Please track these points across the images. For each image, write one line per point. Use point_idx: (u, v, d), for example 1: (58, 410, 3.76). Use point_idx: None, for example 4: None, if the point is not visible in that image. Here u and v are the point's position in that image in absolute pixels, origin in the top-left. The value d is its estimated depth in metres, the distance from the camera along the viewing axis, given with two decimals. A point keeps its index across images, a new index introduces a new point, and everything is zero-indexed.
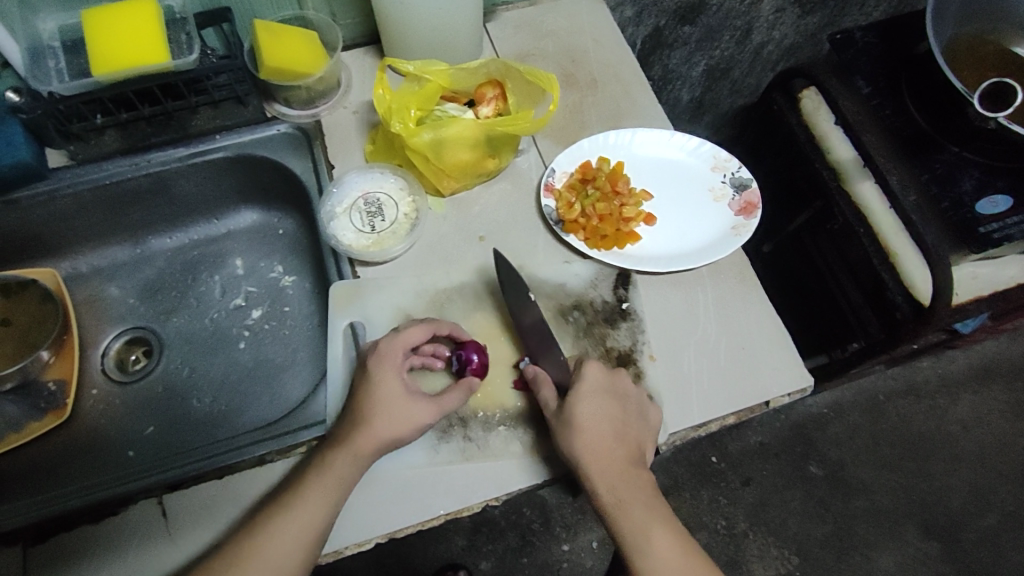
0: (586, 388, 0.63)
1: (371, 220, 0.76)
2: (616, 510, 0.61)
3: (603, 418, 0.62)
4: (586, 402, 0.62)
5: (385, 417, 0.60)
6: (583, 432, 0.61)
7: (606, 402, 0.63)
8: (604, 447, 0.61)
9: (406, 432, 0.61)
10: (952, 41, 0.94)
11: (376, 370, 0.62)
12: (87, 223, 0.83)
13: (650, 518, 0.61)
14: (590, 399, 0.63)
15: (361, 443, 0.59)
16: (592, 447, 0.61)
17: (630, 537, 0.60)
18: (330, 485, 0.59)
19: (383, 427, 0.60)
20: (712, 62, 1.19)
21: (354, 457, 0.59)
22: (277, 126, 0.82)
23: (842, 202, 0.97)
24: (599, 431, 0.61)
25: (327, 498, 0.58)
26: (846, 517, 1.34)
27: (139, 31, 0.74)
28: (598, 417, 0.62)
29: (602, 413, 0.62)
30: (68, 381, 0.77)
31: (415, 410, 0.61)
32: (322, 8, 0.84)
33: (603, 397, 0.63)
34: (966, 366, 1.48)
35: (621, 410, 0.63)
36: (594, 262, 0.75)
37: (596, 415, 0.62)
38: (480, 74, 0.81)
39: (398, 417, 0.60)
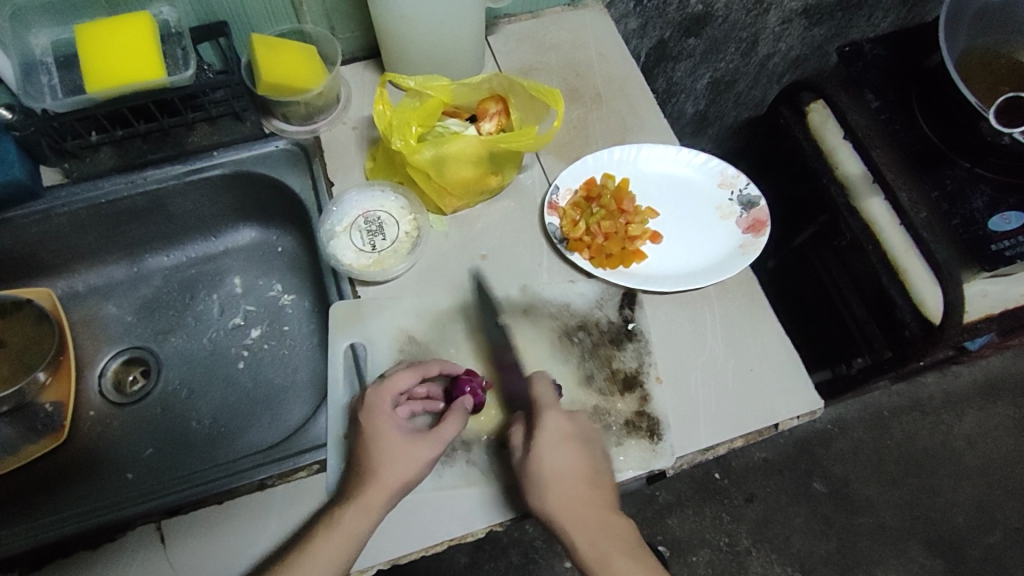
0: (547, 432, 0.60)
1: (371, 239, 0.74)
2: (596, 564, 0.58)
3: (570, 465, 0.60)
4: (549, 452, 0.60)
5: (392, 466, 0.59)
6: (551, 480, 0.59)
7: (569, 445, 0.60)
8: (572, 491, 0.59)
9: (416, 474, 0.60)
10: (964, 54, 0.93)
11: (372, 424, 0.61)
12: (84, 241, 0.82)
13: (629, 566, 0.58)
14: (553, 442, 0.60)
15: (373, 494, 0.58)
16: (560, 495, 0.59)
17: None
18: (341, 537, 0.56)
19: (391, 475, 0.59)
20: (717, 74, 1.18)
21: (368, 511, 0.57)
22: (276, 142, 0.80)
23: (850, 216, 0.96)
24: (565, 479, 0.59)
25: (344, 554, 0.56)
26: (850, 533, 1.32)
27: (134, 47, 0.72)
28: (563, 465, 0.59)
29: (569, 459, 0.60)
30: (66, 403, 0.76)
31: (418, 453, 0.60)
32: (321, 22, 0.83)
33: (566, 437, 0.61)
34: (971, 382, 1.47)
35: (587, 456, 0.61)
36: (599, 282, 0.73)
37: (563, 461, 0.59)
38: (482, 89, 0.79)
39: (405, 464, 0.59)
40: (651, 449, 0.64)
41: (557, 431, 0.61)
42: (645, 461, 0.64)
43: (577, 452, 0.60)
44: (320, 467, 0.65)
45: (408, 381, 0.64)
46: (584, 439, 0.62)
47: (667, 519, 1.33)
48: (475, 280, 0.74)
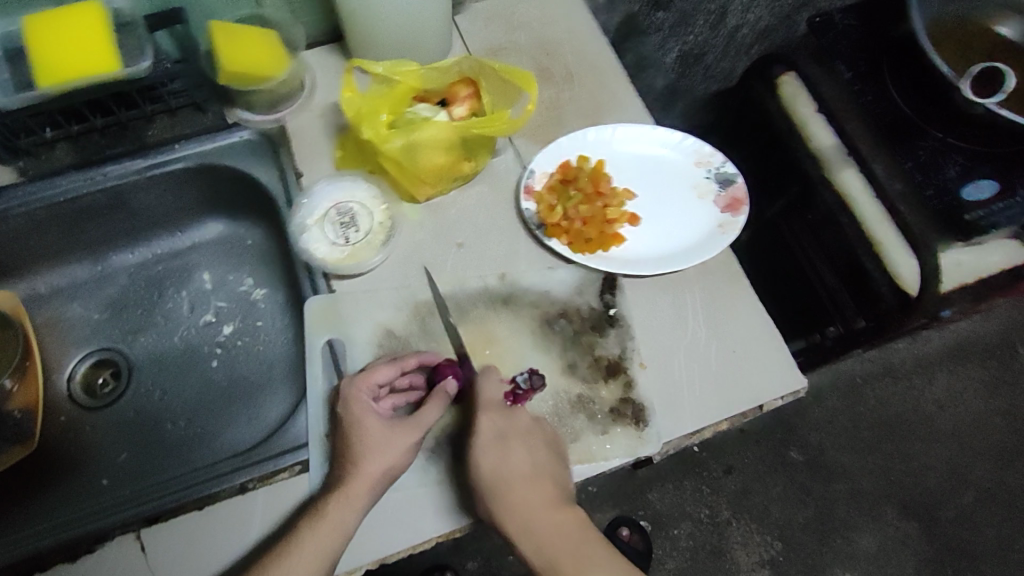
0: (498, 451, 0.60)
1: (344, 232, 0.72)
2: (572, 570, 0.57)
3: (521, 482, 0.59)
4: (502, 472, 0.59)
5: (377, 455, 0.58)
6: (500, 499, 0.58)
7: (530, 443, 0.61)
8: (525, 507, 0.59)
9: (399, 462, 0.59)
10: (934, 21, 0.93)
11: (354, 417, 0.61)
12: (43, 240, 0.78)
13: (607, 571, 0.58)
14: (502, 455, 0.59)
15: (358, 484, 0.58)
16: (520, 515, 0.58)
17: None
18: (329, 532, 0.56)
19: (375, 463, 0.58)
20: (689, 47, 1.16)
21: (353, 502, 0.57)
22: (240, 133, 0.77)
23: (825, 190, 0.96)
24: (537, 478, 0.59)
25: (332, 547, 0.56)
26: (828, 500, 1.36)
27: (86, 38, 0.69)
28: (512, 485, 0.59)
29: (519, 478, 0.59)
30: (36, 407, 0.73)
31: (401, 440, 0.59)
32: (282, 6, 0.79)
33: (517, 443, 0.60)
34: (941, 346, 1.50)
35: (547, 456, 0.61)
36: (578, 268, 0.73)
37: (513, 468, 0.59)
38: (452, 72, 0.77)
39: (389, 451, 0.59)
40: (637, 435, 0.64)
41: (507, 452, 0.60)
42: (631, 448, 0.64)
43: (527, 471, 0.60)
44: (303, 468, 0.64)
45: (388, 373, 0.64)
46: (535, 455, 0.61)
47: (648, 494, 1.34)
48: (453, 270, 0.72)
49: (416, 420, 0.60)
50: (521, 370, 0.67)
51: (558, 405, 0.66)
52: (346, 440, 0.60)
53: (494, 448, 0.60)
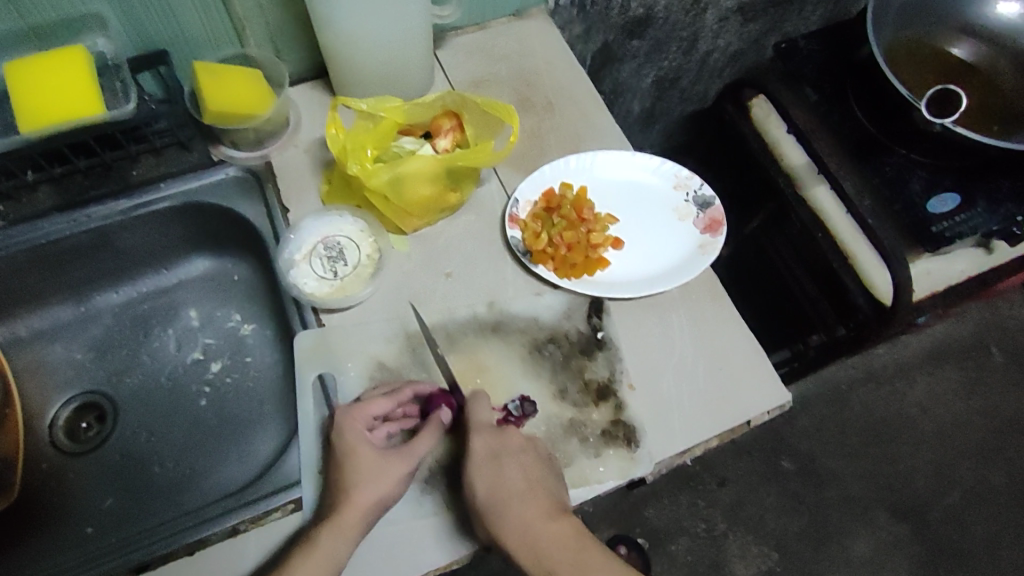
0: (491, 473, 0.61)
1: (333, 266, 0.73)
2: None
3: (515, 504, 0.60)
4: (496, 494, 0.60)
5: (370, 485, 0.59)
6: (495, 521, 0.59)
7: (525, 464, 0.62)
8: (522, 526, 0.59)
9: (392, 491, 0.59)
10: (892, 44, 0.97)
11: (348, 447, 0.61)
12: (25, 284, 0.78)
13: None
14: (499, 477, 0.60)
15: (350, 514, 0.57)
16: (517, 536, 0.59)
17: None
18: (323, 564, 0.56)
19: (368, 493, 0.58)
20: (661, 72, 1.20)
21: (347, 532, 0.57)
22: (225, 170, 0.78)
23: (800, 208, 0.99)
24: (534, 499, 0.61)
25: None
26: (820, 507, 1.37)
27: (70, 84, 0.69)
28: (508, 503, 0.60)
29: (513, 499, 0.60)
30: (16, 456, 0.71)
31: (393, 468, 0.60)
32: (266, 46, 0.81)
33: (510, 464, 0.61)
34: (920, 350, 1.54)
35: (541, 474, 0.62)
36: (565, 293, 0.74)
37: (509, 489, 0.60)
38: (435, 107, 0.79)
39: (380, 480, 0.59)
40: (629, 457, 0.65)
41: (500, 475, 0.61)
42: (624, 469, 0.65)
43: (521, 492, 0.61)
44: (297, 506, 0.63)
45: (384, 406, 0.65)
46: (532, 477, 0.61)
47: (645, 510, 1.35)
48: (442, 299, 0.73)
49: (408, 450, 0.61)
50: (513, 398, 0.68)
51: (551, 430, 0.67)
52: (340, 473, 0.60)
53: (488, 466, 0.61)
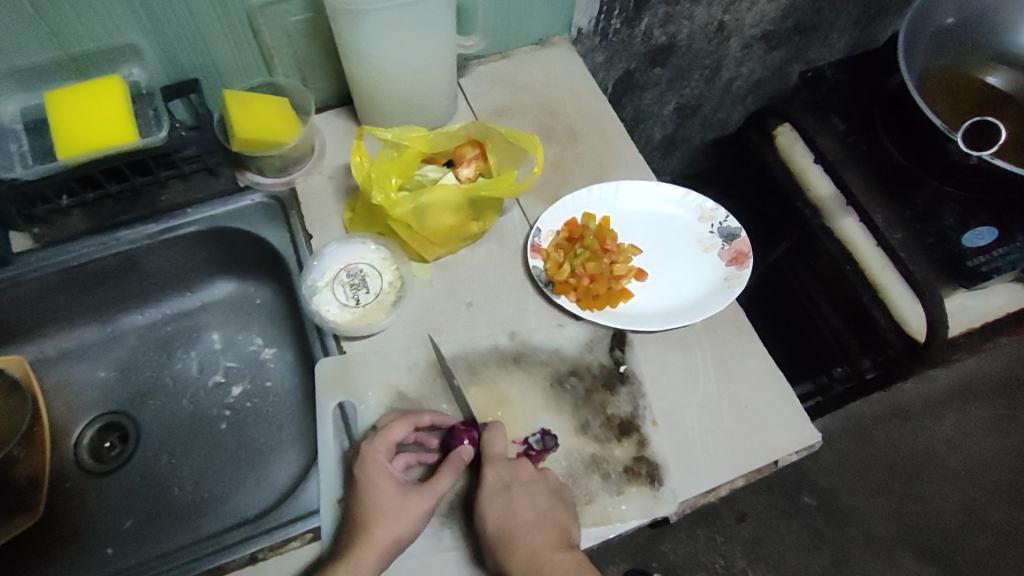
0: (511, 512, 0.59)
1: (355, 293, 0.73)
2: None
3: (535, 544, 0.59)
4: (517, 533, 0.58)
5: (389, 523, 0.58)
6: (515, 562, 0.57)
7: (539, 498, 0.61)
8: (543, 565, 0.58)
9: (411, 529, 0.58)
10: (923, 74, 0.96)
11: (368, 479, 0.60)
12: (54, 305, 0.79)
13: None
14: (515, 511, 0.59)
15: (369, 553, 0.56)
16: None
17: None
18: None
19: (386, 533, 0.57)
20: (683, 99, 1.20)
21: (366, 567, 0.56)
22: (251, 197, 0.80)
23: (826, 238, 0.97)
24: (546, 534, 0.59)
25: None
26: (843, 546, 1.33)
27: (105, 111, 0.71)
28: (528, 541, 0.58)
29: (533, 537, 0.59)
30: (42, 475, 0.72)
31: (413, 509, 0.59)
32: (293, 74, 0.82)
33: (528, 499, 0.60)
34: (948, 385, 1.50)
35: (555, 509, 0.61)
36: (587, 324, 0.73)
37: (526, 524, 0.59)
38: (459, 135, 0.78)
39: (400, 520, 0.58)
40: (653, 495, 0.64)
41: (520, 519, 0.59)
42: (647, 508, 0.63)
43: (540, 529, 0.59)
44: (314, 536, 0.63)
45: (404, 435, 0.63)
46: (551, 513, 0.60)
47: (661, 545, 1.32)
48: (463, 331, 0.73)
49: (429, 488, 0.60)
50: (533, 431, 0.67)
51: (572, 466, 0.65)
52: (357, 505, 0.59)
53: (504, 501, 0.60)
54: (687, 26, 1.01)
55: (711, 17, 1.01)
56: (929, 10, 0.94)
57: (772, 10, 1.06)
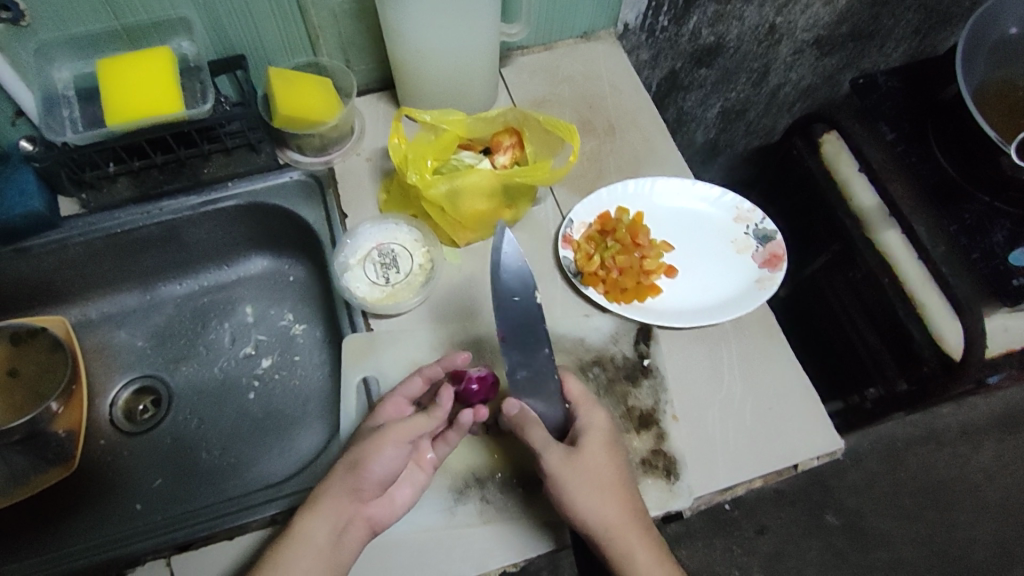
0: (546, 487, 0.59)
1: (385, 272, 0.74)
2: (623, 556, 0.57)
3: (605, 488, 0.57)
4: (592, 478, 0.57)
5: (352, 471, 0.57)
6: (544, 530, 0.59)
7: (605, 450, 0.59)
8: (619, 524, 0.57)
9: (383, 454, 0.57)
10: (982, 86, 0.92)
11: (366, 426, 0.62)
12: (98, 269, 0.82)
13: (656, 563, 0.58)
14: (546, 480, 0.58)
15: (328, 498, 0.56)
16: (601, 515, 0.57)
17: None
18: (303, 549, 0.55)
19: (348, 477, 0.57)
20: (728, 103, 1.18)
21: (321, 515, 0.56)
22: (291, 173, 0.81)
23: (867, 250, 0.95)
24: (607, 484, 0.58)
25: (317, 568, 0.54)
26: (866, 568, 1.29)
27: (155, 82, 0.73)
28: (605, 503, 0.57)
29: (601, 485, 0.57)
30: (78, 430, 0.74)
31: (380, 456, 0.57)
32: (337, 55, 0.84)
33: (609, 459, 0.59)
34: (988, 414, 1.44)
35: (620, 462, 0.59)
36: (614, 316, 0.73)
37: (594, 475, 0.57)
38: (497, 123, 0.79)
39: (365, 466, 0.56)
40: (668, 489, 0.63)
41: (590, 469, 0.58)
42: (662, 500, 0.62)
43: (615, 492, 0.58)
44: None
45: (418, 388, 0.64)
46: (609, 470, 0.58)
47: (677, 551, 1.29)
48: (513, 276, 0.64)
49: (400, 433, 0.58)
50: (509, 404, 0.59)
51: None
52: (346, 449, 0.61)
53: (584, 463, 0.58)
54: (737, 27, 0.99)
55: (762, 18, 0.99)
56: (989, 18, 0.92)
57: (826, 14, 1.04)
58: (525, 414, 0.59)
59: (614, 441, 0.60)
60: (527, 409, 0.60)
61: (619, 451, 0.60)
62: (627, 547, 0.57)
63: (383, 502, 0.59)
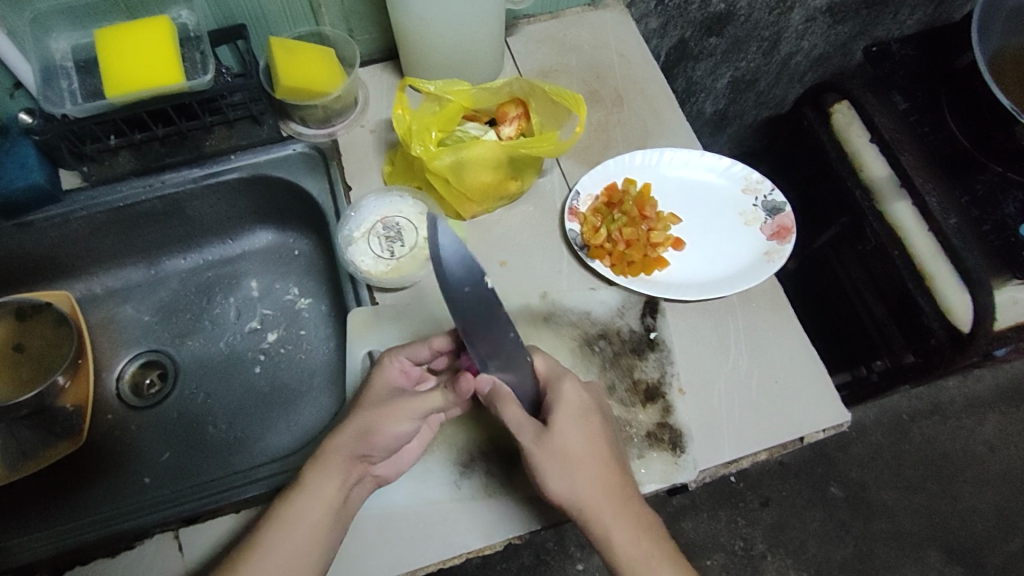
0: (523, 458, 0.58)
1: (390, 245, 0.73)
2: (600, 533, 0.57)
3: (584, 466, 0.56)
4: (569, 454, 0.56)
5: (363, 439, 0.57)
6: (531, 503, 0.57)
7: (583, 424, 0.58)
8: (597, 502, 0.56)
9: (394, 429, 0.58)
10: (997, 53, 0.90)
11: (374, 388, 0.60)
12: (102, 243, 0.81)
13: (635, 538, 0.57)
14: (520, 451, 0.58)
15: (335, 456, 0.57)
16: (575, 491, 0.56)
17: (625, 556, 0.57)
18: (309, 506, 0.55)
19: (357, 444, 0.57)
20: (738, 73, 1.16)
21: (331, 474, 0.57)
22: (293, 146, 0.80)
23: (875, 222, 0.93)
24: (585, 460, 0.57)
25: (325, 526, 0.56)
26: (867, 539, 1.30)
27: (154, 52, 0.71)
28: (577, 479, 0.56)
29: (580, 462, 0.56)
30: (85, 405, 0.74)
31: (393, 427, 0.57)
32: (339, 25, 0.82)
33: (583, 434, 0.57)
34: (994, 386, 1.44)
35: (600, 436, 0.58)
36: (620, 289, 0.72)
37: (571, 451, 0.57)
38: (502, 93, 0.78)
39: (377, 435, 0.57)
40: (674, 462, 0.63)
41: (567, 444, 0.57)
42: (667, 473, 0.63)
43: (591, 470, 0.57)
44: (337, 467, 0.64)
45: (424, 355, 0.63)
46: (592, 444, 0.58)
47: (681, 522, 1.30)
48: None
49: (412, 411, 0.58)
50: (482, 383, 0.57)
51: None
52: (352, 409, 0.60)
53: (555, 441, 0.56)
54: None
55: None
56: None
57: None
58: (501, 391, 0.57)
59: (586, 411, 0.59)
60: (502, 385, 0.57)
61: (591, 422, 0.58)
62: (604, 525, 0.57)
63: (388, 463, 0.61)
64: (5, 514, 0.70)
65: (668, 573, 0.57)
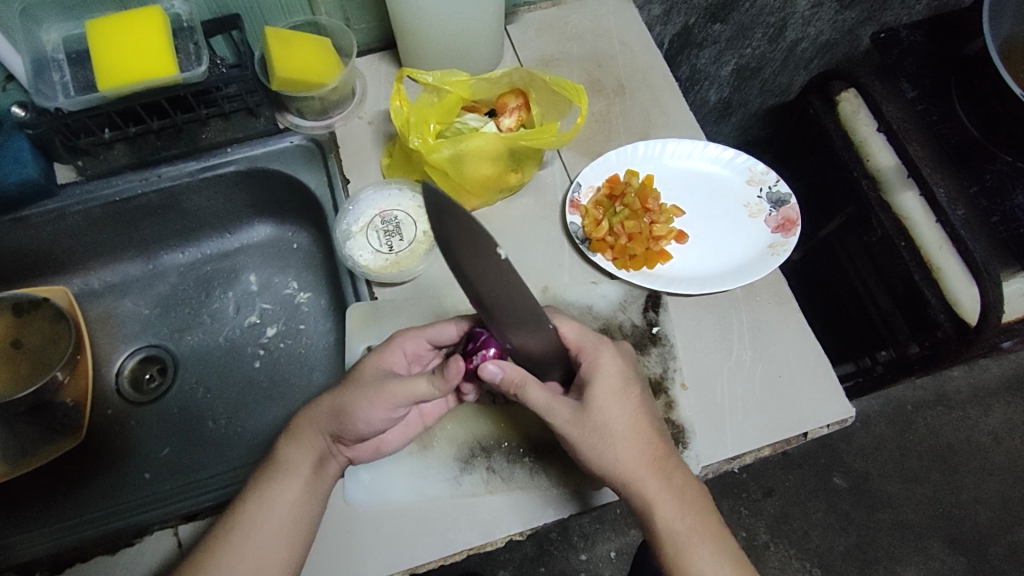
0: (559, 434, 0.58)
1: (388, 240, 0.72)
2: (645, 506, 0.56)
3: (624, 440, 0.56)
4: (609, 430, 0.56)
5: (337, 418, 0.57)
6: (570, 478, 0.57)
7: (623, 399, 0.57)
8: (640, 475, 0.56)
9: (370, 413, 0.56)
10: (1009, 39, 0.88)
11: (364, 363, 0.60)
12: (97, 238, 0.80)
13: (682, 512, 0.56)
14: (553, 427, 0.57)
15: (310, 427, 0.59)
16: (618, 465, 0.56)
17: (670, 532, 0.56)
18: (302, 508, 0.56)
19: (332, 421, 0.57)
20: (743, 60, 1.14)
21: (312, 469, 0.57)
22: (290, 138, 0.79)
23: (881, 212, 0.92)
24: (628, 434, 0.56)
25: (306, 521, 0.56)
26: (871, 529, 1.30)
27: (147, 44, 0.70)
28: (619, 453, 0.56)
29: (623, 437, 0.56)
30: (85, 400, 0.74)
31: (369, 409, 0.56)
32: (336, 14, 0.80)
33: (621, 407, 0.57)
34: (999, 376, 1.43)
35: (642, 411, 0.58)
36: (622, 283, 0.71)
37: (612, 427, 0.56)
38: (502, 83, 0.76)
39: (349, 416, 0.56)
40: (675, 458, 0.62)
41: (607, 419, 0.56)
42: None
43: (631, 443, 0.56)
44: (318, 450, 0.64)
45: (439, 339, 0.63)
46: (634, 417, 0.57)
47: None
48: None
49: (398, 393, 0.57)
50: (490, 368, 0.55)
51: None
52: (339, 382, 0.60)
53: (591, 417, 0.56)
54: None
55: None
56: None
57: None
58: (513, 376, 0.55)
59: (626, 384, 0.58)
60: (514, 370, 0.55)
61: (632, 395, 0.58)
62: (649, 499, 0.56)
63: (366, 446, 0.61)
64: (4, 511, 0.70)
65: (712, 549, 0.55)
